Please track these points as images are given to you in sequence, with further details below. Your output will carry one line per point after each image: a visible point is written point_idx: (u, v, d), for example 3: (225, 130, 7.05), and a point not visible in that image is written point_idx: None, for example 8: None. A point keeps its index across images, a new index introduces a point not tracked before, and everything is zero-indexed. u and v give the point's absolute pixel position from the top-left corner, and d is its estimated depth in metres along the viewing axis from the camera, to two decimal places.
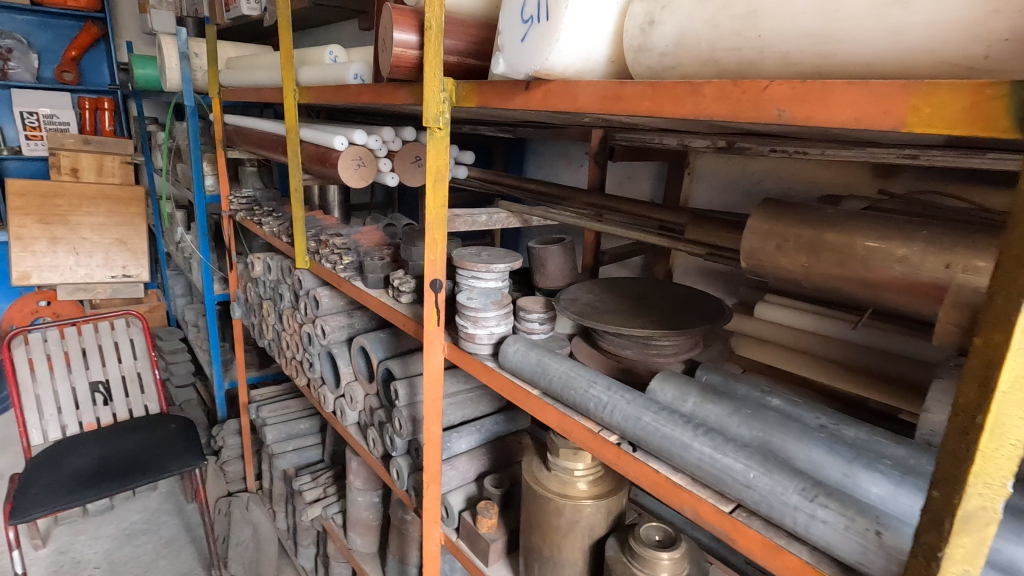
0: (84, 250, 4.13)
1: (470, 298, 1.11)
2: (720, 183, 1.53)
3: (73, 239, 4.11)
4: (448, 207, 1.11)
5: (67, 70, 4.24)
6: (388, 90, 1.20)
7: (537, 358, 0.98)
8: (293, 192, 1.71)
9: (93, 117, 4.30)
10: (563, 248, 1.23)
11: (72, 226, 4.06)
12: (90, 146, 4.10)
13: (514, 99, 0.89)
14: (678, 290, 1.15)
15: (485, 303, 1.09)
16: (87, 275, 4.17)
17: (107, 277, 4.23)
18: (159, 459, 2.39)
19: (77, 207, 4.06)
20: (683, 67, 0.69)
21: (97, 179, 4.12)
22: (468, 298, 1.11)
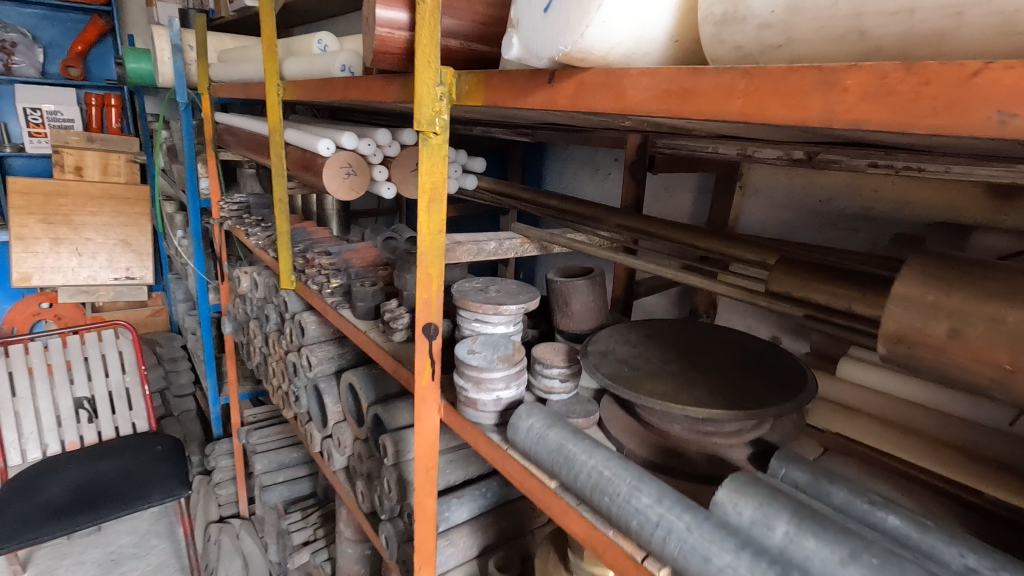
0: (87, 251, 3.96)
1: (472, 348, 0.87)
2: (780, 200, 1.28)
3: (76, 239, 3.93)
4: (445, 232, 0.87)
5: (72, 65, 4.08)
6: (377, 84, 0.96)
7: (557, 442, 0.74)
8: (278, 203, 1.48)
9: (99, 114, 4.12)
10: (590, 282, 0.98)
11: (74, 226, 3.89)
12: (94, 144, 3.92)
13: (533, 92, 0.65)
14: (739, 343, 0.90)
15: (493, 356, 0.84)
16: (89, 277, 4.00)
17: (110, 280, 4.06)
18: (140, 487, 2.19)
19: (80, 206, 3.90)
20: (797, 45, 0.44)
21: (101, 178, 3.95)
22: (470, 349, 0.87)
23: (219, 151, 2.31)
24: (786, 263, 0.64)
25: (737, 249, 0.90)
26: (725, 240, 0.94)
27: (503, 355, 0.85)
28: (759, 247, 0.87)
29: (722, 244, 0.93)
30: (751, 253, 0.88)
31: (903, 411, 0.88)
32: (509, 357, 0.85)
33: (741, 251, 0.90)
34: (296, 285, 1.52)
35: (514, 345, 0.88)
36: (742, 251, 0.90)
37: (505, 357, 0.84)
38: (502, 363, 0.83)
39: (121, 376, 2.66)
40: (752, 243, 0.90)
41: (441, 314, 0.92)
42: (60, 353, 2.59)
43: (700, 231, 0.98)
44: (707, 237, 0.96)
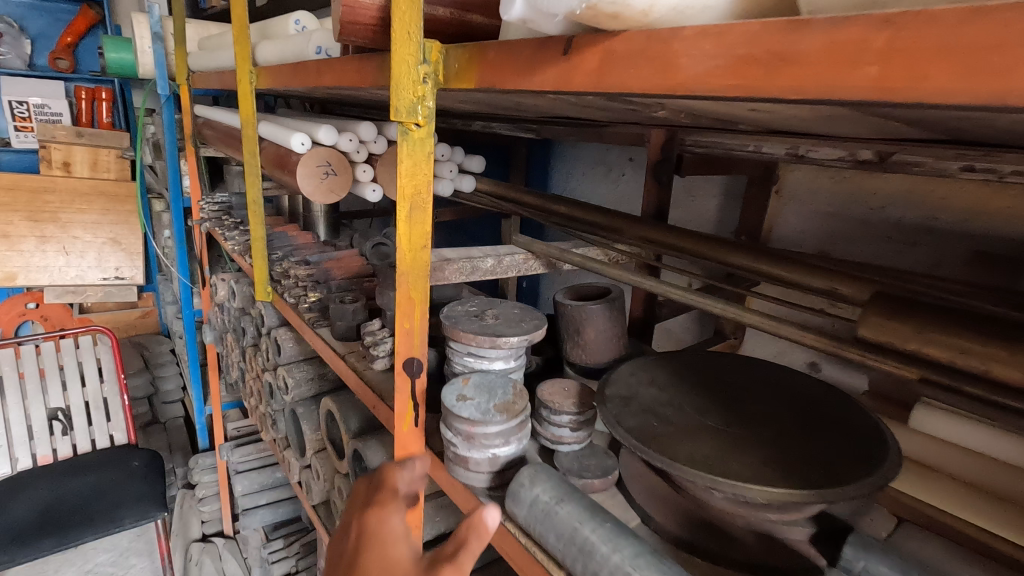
0: (74, 250, 3.54)
1: (463, 392, 0.70)
2: (821, 206, 1.12)
3: (63, 237, 3.49)
4: (430, 247, 0.70)
5: (60, 58, 3.48)
6: (354, 66, 0.80)
7: (572, 526, 0.56)
8: (251, 206, 1.32)
9: (89, 108, 3.58)
10: (606, 305, 0.82)
11: (60, 223, 3.46)
12: (83, 139, 3.41)
13: (545, 67, 0.48)
14: (790, 388, 0.73)
15: (490, 404, 0.67)
16: (77, 277, 3.58)
17: (100, 280, 3.64)
18: (112, 508, 2.04)
19: (68, 203, 3.44)
20: None
21: (91, 174, 3.48)
22: (460, 394, 0.69)
23: (200, 147, 2.14)
24: (882, 306, 0.47)
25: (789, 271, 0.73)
26: (772, 259, 0.77)
27: (502, 401, 0.68)
28: (820, 271, 0.69)
29: (768, 264, 0.76)
30: (809, 278, 0.71)
31: (984, 469, 0.72)
32: (508, 404, 0.68)
33: (793, 273, 0.73)
34: (272, 297, 1.35)
35: (515, 385, 0.71)
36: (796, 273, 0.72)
37: (504, 403, 0.67)
38: (500, 414, 0.66)
39: (99, 385, 2.52)
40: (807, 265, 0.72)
41: (425, 347, 0.75)
42: (32, 361, 2.43)
43: (740, 249, 0.81)
44: (748, 255, 0.79)
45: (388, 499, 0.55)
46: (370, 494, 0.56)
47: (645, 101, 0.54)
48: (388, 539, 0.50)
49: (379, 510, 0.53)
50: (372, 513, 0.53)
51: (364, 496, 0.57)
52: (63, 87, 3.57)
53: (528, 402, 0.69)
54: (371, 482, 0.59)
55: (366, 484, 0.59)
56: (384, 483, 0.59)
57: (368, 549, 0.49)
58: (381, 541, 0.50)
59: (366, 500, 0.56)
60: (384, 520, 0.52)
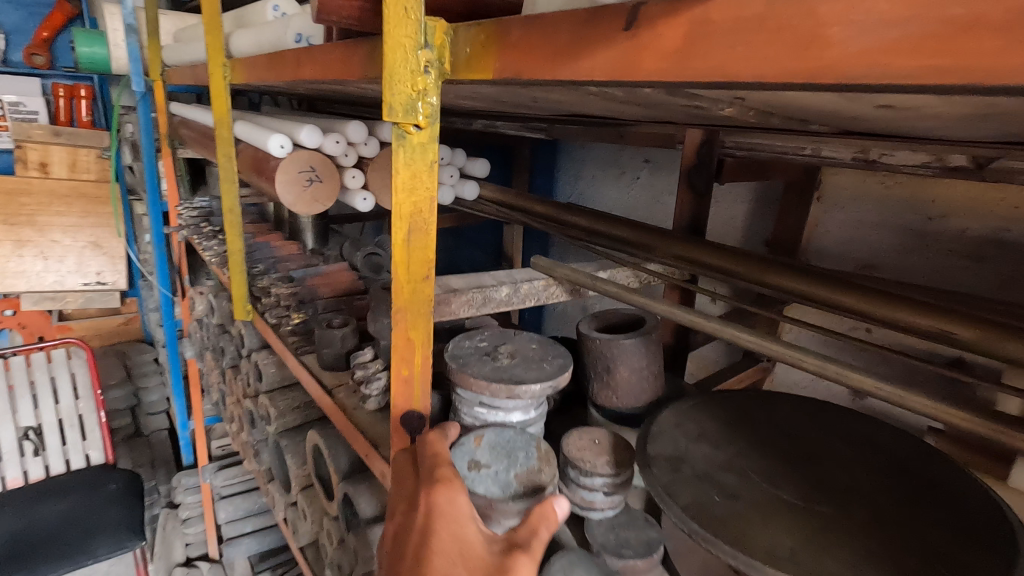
0: (54, 253, 2.73)
1: (475, 457, 0.57)
2: (868, 216, 1.00)
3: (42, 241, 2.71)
4: (433, 276, 0.56)
5: (37, 53, 2.70)
6: (338, 53, 0.66)
7: None
8: (226, 215, 1.18)
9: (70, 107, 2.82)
10: (641, 339, 0.69)
11: (36, 226, 2.67)
12: (61, 138, 2.63)
13: (604, 44, 0.34)
14: (868, 441, 0.61)
15: (509, 476, 0.55)
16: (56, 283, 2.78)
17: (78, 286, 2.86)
18: (84, 539, 1.89)
19: (44, 205, 2.67)
20: None
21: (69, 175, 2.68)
22: (472, 462, 0.57)
23: (177, 148, 1.98)
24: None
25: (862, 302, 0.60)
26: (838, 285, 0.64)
27: (524, 470, 0.56)
28: (913, 304, 0.56)
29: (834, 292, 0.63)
30: (893, 311, 0.58)
31: None
32: (532, 474, 0.55)
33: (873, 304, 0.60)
34: (252, 317, 1.21)
35: (538, 446, 0.59)
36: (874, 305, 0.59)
37: (527, 474, 0.55)
38: (523, 490, 0.54)
39: (73, 402, 2.39)
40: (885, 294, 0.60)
41: (428, 395, 0.62)
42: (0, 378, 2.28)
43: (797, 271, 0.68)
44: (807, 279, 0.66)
45: (450, 473, 0.50)
46: (429, 465, 0.51)
47: (717, 94, 0.41)
48: (460, 517, 0.46)
49: (445, 487, 0.48)
50: (436, 489, 0.48)
51: (427, 470, 0.51)
52: (40, 85, 2.82)
53: (556, 470, 0.57)
54: (428, 447, 0.54)
55: (424, 451, 0.54)
56: (442, 452, 0.53)
57: (438, 527, 0.46)
58: (450, 523, 0.46)
59: (427, 472, 0.51)
60: (452, 501, 0.47)
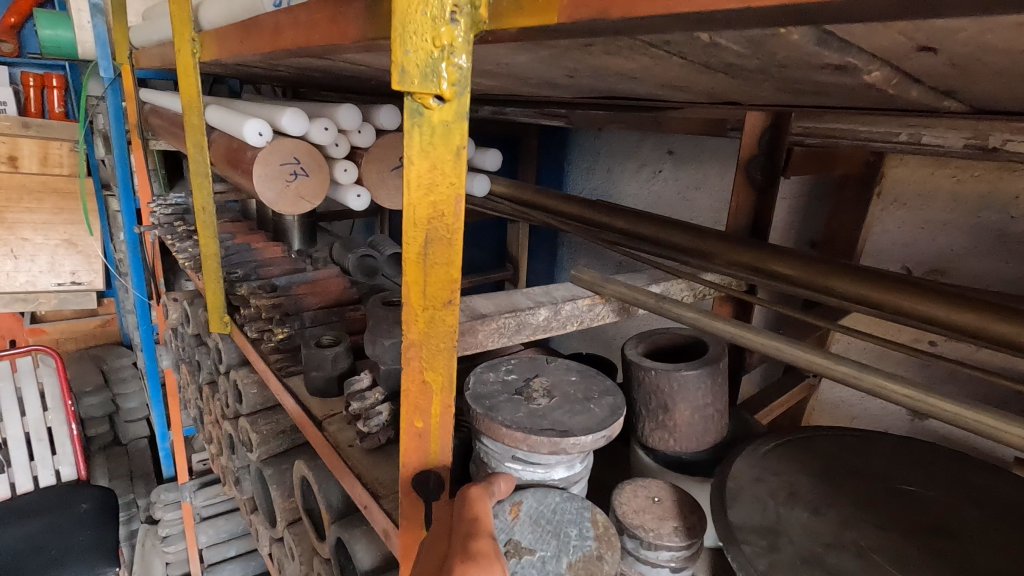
0: (25, 253, 2.52)
1: (514, 537, 0.44)
2: (935, 215, 0.88)
3: (8, 240, 2.48)
4: (455, 301, 0.43)
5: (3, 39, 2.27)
6: (331, 14, 0.52)
7: None
8: (199, 214, 1.03)
9: (37, 96, 2.41)
10: (705, 370, 0.56)
11: (6, 225, 2.44)
12: (31, 130, 2.38)
13: None
14: (1003, 500, 0.49)
15: (560, 567, 0.42)
16: (29, 283, 2.55)
17: (51, 286, 2.62)
18: (51, 566, 1.73)
19: (9, 202, 2.44)
20: None
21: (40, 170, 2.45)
22: (510, 544, 0.43)
23: (149, 140, 1.82)
24: None
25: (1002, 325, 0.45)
26: (959, 302, 0.49)
27: (579, 557, 0.43)
28: None
29: (957, 310, 0.49)
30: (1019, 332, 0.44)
31: None
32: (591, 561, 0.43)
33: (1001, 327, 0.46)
34: (230, 330, 1.07)
35: (595, 520, 0.46)
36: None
37: (583, 565, 0.42)
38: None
39: (42, 413, 2.22)
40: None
41: (448, 450, 0.48)
42: None
43: (898, 284, 0.54)
44: (916, 295, 0.52)
45: (490, 548, 0.36)
46: (461, 532, 0.37)
47: (886, 45, 0.28)
48: None
49: (481, 565, 0.34)
50: (468, 568, 0.34)
51: (460, 537, 0.37)
52: (7, 75, 2.36)
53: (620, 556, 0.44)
54: (467, 506, 0.40)
55: (458, 508, 0.40)
56: (483, 516, 0.39)
57: None
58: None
59: (457, 541, 0.36)
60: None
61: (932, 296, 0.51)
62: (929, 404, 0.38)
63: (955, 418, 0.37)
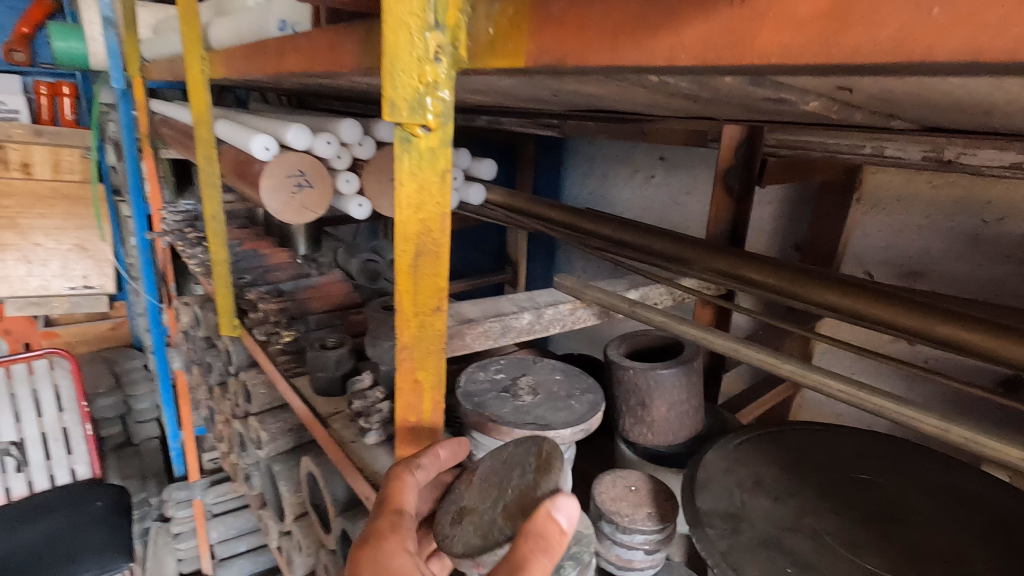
0: (37, 257, 2.58)
1: (464, 502, 0.47)
2: (916, 218, 0.91)
3: (22, 246, 2.54)
4: (445, 304, 0.47)
5: (17, 50, 2.29)
6: (330, 41, 0.56)
7: None
8: (210, 223, 1.07)
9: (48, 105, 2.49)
10: (680, 370, 0.60)
11: (19, 230, 2.50)
12: (44, 138, 2.45)
13: (699, 11, 0.24)
14: (956, 491, 0.53)
15: (496, 515, 0.44)
16: (41, 288, 2.61)
17: (64, 289, 2.69)
18: (67, 563, 1.79)
19: (24, 210, 2.51)
20: None
21: (52, 177, 2.52)
22: (459, 509, 0.46)
23: (159, 148, 1.87)
24: None
25: (940, 325, 0.50)
26: (906, 305, 0.53)
27: (516, 496, 0.44)
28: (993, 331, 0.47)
29: (903, 312, 0.53)
30: (957, 332, 0.49)
31: None
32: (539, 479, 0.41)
33: (944, 328, 0.50)
34: (239, 333, 1.11)
35: (537, 452, 0.46)
36: (962, 331, 0.49)
37: (517, 502, 0.43)
38: (509, 525, 0.42)
39: (58, 415, 2.28)
40: (967, 315, 0.50)
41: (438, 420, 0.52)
42: None
43: (852, 288, 0.58)
44: (868, 298, 0.56)
45: (389, 526, 0.42)
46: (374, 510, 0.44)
47: (812, 86, 0.32)
48: None
49: (375, 543, 0.41)
50: (365, 547, 0.41)
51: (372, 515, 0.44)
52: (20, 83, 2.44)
53: (557, 480, 0.43)
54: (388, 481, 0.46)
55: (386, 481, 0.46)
56: (394, 492, 0.44)
57: None
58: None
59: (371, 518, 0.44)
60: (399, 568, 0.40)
61: (882, 300, 0.55)
62: (863, 400, 0.47)
63: (881, 411, 0.46)
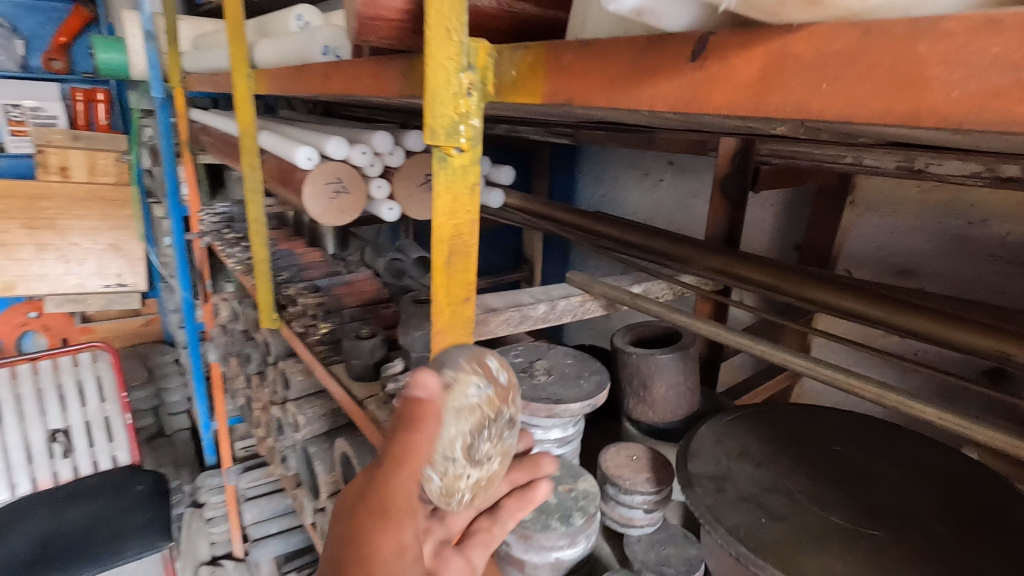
0: (75, 257, 2.73)
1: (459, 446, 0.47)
2: (905, 220, 0.98)
3: (62, 245, 2.70)
4: (474, 296, 0.56)
5: (55, 59, 2.77)
6: (370, 69, 0.66)
7: None
8: (252, 224, 1.17)
9: (83, 109, 2.79)
10: (678, 356, 0.68)
11: (57, 230, 2.67)
12: (79, 143, 2.62)
13: (669, 73, 0.32)
14: (922, 463, 0.60)
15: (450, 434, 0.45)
16: (78, 286, 2.76)
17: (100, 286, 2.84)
18: (113, 541, 1.92)
19: (65, 211, 2.67)
20: None
21: (88, 180, 2.69)
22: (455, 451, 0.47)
23: (197, 154, 2.00)
24: None
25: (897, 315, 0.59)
26: (868, 296, 0.63)
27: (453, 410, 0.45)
28: (937, 316, 0.57)
29: (864, 303, 0.63)
30: (908, 318, 0.59)
31: None
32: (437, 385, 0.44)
33: (900, 315, 0.60)
34: (279, 326, 1.19)
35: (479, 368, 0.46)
36: (912, 318, 0.59)
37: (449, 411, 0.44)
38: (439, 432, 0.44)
39: (100, 405, 2.42)
40: (919, 306, 0.59)
41: None
42: (31, 381, 2.33)
43: (826, 281, 0.68)
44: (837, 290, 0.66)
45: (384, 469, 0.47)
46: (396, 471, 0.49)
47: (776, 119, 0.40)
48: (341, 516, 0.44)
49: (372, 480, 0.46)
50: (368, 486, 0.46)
51: None
52: (59, 91, 2.79)
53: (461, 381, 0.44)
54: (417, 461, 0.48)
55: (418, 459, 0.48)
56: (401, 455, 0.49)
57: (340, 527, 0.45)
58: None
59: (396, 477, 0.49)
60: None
61: (848, 291, 0.65)
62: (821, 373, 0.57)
63: (835, 382, 0.56)
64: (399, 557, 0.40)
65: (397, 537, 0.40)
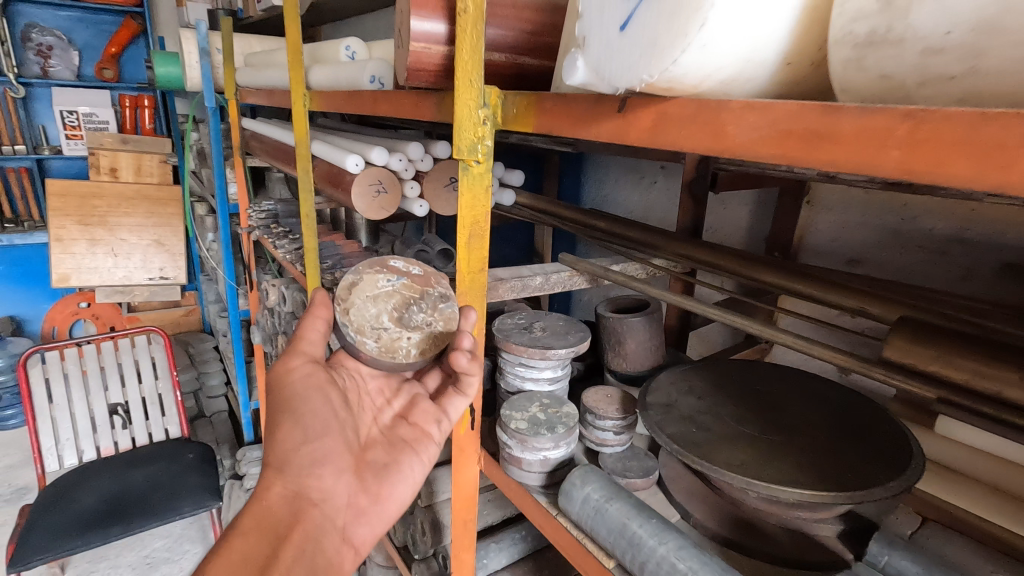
0: (123, 251, 3.00)
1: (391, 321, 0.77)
2: (852, 216, 1.16)
3: (113, 240, 2.97)
4: (486, 269, 0.77)
5: (107, 67, 3.06)
6: (410, 100, 0.87)
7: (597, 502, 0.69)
8: (305, 219, 1.39)
9: (131, 115, 3.07)
10: (646, 319, 0.88)
11: (108, 226, 2.94)
12: (128, 146, 2.95)
13: (606, 120, 0.53)
14: (828, 397, 0.78)
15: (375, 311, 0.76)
16: (125, 278, 3.03)
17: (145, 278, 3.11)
18: (170, 499, 2.17)
19: (116, 208, 2.95)
20: (943, 90, 0.34)
21: (135, 179, 2.98)
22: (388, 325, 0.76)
23: (246, 158, 2.24)
24: (907, 332, 0.53)
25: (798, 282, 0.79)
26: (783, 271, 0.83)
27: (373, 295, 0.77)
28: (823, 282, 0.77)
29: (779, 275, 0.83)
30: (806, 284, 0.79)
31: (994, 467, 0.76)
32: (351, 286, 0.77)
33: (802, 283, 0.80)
34: None
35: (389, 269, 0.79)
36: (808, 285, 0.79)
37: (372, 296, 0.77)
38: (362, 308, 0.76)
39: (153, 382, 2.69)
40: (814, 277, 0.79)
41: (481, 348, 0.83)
42: (92, 360, 2.61)
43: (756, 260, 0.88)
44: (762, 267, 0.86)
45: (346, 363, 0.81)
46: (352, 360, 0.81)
47: None
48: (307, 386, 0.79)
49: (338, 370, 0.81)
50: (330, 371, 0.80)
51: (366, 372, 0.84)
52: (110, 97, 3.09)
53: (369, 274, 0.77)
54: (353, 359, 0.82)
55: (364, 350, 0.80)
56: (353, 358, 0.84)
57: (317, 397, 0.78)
58: (378, 400, 0.83)
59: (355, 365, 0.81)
60: (371, 384, 0.85)
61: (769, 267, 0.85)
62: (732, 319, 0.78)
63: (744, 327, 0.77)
64: (288, 372, 0.74)
65: (288, 363, 0.75)
